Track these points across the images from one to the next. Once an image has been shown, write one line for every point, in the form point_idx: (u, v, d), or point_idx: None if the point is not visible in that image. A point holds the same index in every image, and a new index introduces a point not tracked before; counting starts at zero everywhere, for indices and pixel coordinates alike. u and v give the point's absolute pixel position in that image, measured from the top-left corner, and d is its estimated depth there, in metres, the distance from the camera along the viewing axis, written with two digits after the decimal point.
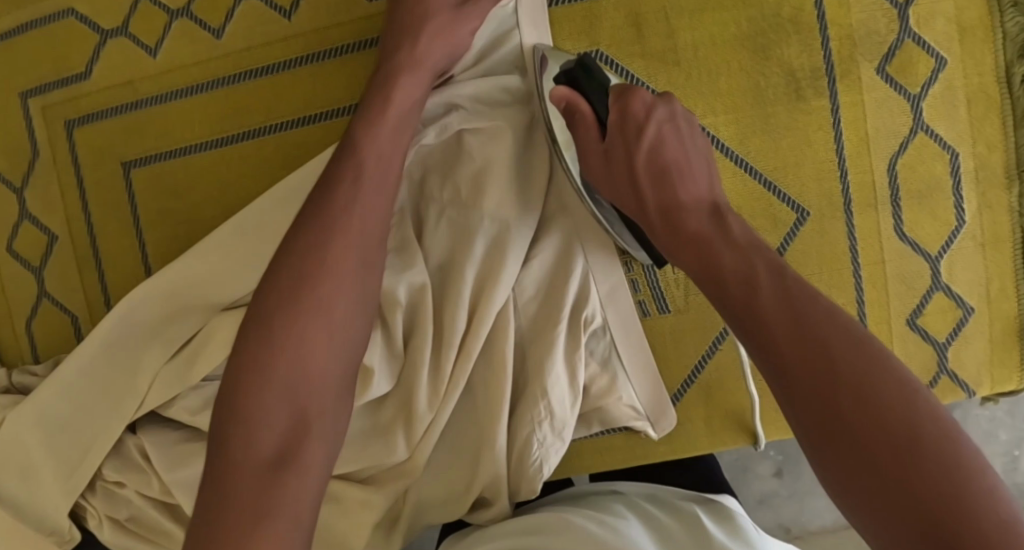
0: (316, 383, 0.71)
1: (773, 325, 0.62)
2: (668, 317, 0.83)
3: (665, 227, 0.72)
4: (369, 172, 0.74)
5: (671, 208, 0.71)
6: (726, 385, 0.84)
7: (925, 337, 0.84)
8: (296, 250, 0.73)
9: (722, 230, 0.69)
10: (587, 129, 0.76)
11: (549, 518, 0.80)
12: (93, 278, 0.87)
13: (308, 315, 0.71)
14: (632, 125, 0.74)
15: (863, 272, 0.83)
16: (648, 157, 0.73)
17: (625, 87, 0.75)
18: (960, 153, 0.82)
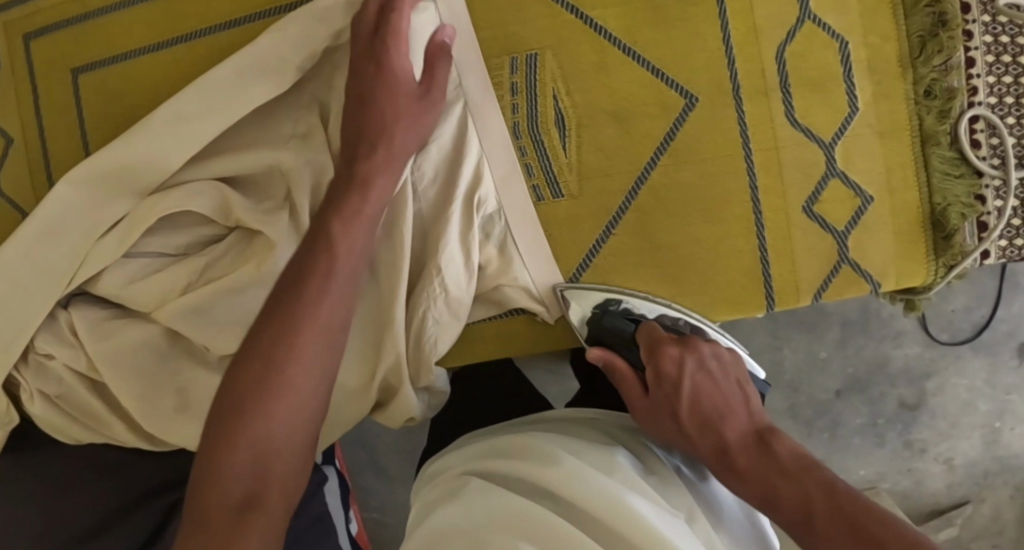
0: (281, 449, 0.71)
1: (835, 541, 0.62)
2: (562, 203, 0.86)
3: (723, 472, 0.69)
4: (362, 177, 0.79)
5: (722, 451, 0.70)
6: (623, 268, 0.86)
7: (822, 225, 0.85)
8: (276, 307, 0.74)
9: (771, 457, 0.68)
10: (630, 377, 0.78)
11: (531, 446, 0.72)
12: (42, 175, 0.93)
13: (283, 370, 0.72)
14: (668, 384, 0.75)
15: (755, 158, 0.84)
16: (690, 407, 0.73)
17: (654, 348, 0.78)
18: (849, 42, 0.83)
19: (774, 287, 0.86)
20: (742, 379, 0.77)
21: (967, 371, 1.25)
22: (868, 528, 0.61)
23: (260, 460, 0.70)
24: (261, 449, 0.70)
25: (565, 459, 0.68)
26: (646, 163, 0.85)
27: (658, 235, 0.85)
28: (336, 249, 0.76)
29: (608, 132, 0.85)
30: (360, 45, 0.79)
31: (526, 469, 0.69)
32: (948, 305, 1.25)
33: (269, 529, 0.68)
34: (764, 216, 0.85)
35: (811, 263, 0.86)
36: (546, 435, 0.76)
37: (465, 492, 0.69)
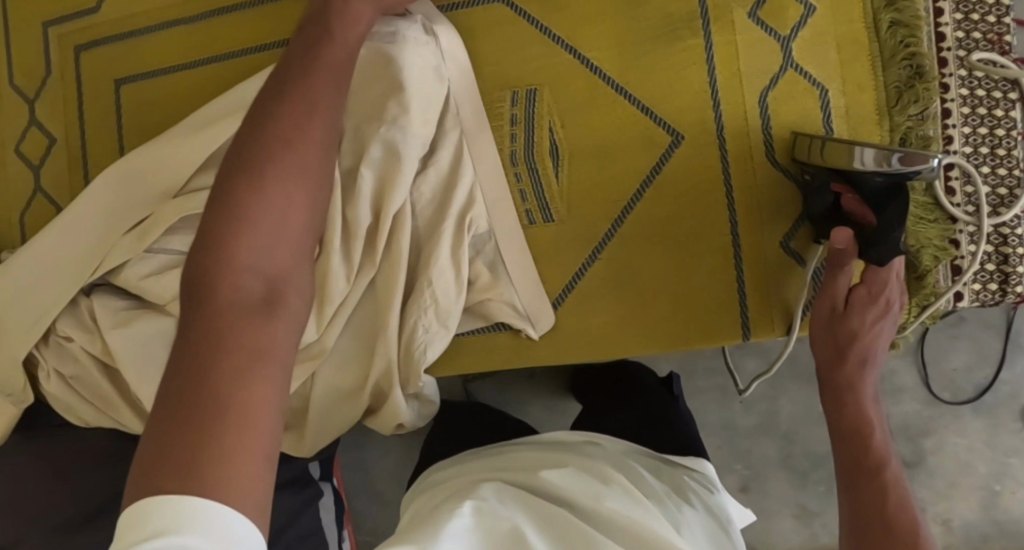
0: (290, 256, 0.68)
1: (881, 496, 0.78)
2: (552, 227, 0.90)
3: (848, 380, 0.85)
4: (321, 72, 0.75)
5: (850, 386, 0.85)
6: (606, 291, 0.90)
7: (796, 260, 0.89)
8: (270, 116, 0.72)
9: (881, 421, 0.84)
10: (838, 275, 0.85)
11: (540, 465, 0.83)
12: (78, 171, 1.02)
13: (281, 177, 0.69)
14: (874, 312, 0.85)
15: (736, 194, 0.89)
16: (864, 338, 0.85)
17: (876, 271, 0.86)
18: (829, 90, 0.89)
19: (750, 318, 0.89)
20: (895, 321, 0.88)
21: (965, 430, 1.20)
22: (902, 530, 0.74)
23: (272, 263, 0.66)
24: (271, 250, 0.66)
25: (571, 477, 0.78)
26: (632, 196, 0.89)
27: (640, 260, 0.89)
28: (324, 63, 0.75)
29: (597, 164, 0.90)
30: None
31: (536, 482, 0.78)
32: (947, 365, 1.20)
33: (289, 325, 0.65)
34: (742, 250, 0.89)
35: (784, 295, 0.89)
36: (540, 457, 0.86)
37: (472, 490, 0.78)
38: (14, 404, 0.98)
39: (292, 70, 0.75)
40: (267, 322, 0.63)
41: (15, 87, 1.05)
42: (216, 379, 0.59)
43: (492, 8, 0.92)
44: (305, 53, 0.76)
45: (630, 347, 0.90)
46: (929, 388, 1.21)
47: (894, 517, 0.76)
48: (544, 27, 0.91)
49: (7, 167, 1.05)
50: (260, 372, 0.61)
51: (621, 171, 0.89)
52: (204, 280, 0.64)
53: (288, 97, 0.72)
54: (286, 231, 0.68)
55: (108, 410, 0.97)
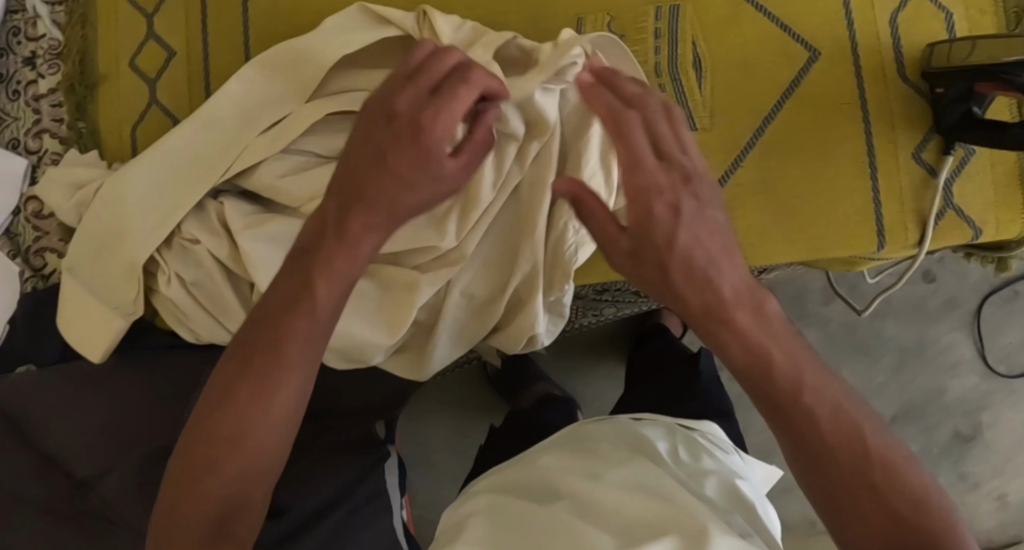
0: (275, 426, 0.72)
1: (841, 433, 0.66)
2: (696, 135, 0.93)
3: (629, 259, 0.70)
4: (405, 163, 0.71)
5: (716, 312, 0.68)
6: (747, 199, 0.92)
7: (928, 170, 0.92)
8: (307, 247, 0.73)
9: (800, 331, 0.70)
10: (593, 96, 0.72)
11: (559, 446, 1.00)
12: (200, 84, 1.02)
13: (299, 333, 0.72)
14: (662, 231, 0.68)
15: (870, 107, 0.92)
16: (684, 266, 0.68)
17: (612, 112, 0.71)
18: (954, 13, 0.93)
19: (885, 226, 0.92)
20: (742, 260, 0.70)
21: (1019, 406, 1.48)
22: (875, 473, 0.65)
23: (250, 443, 0.71)
24: (267, 427, 0.71)
25: (569, 461, 0.89)
26: (772, 108, 0.92)
27: (778, 169, 0.92)
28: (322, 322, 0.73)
29: (738, 77, 0.93)
30: (411, 92, 0.71)
31: (536, 472, 0.89)
32: (1001, 339, 1.47)
33: (263, 480, 0.72)
34: (876, 161, 0.92)
35: (917, 203, 0.93)
36: (556, 441, 1.02)
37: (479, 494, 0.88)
38: (124, 317, 0.96)
39: (372, 124, 0.72)
40: (234, 512, 0.70)
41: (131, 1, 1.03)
42: (193, 514, 0.69)
43: None
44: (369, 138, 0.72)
45: (771, 253, 0.93)
46: (986, 361, 1.47)
47: (872, 468, 0.66)
48: None
49: (119, 80, 1.03)
50: (219, 489, 0.70)
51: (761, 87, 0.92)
52: (197, 447, 0.71)
53: (331, 230, 0.72)
54: (280, 389, 0.72)
55: (226, 319, 0.95)
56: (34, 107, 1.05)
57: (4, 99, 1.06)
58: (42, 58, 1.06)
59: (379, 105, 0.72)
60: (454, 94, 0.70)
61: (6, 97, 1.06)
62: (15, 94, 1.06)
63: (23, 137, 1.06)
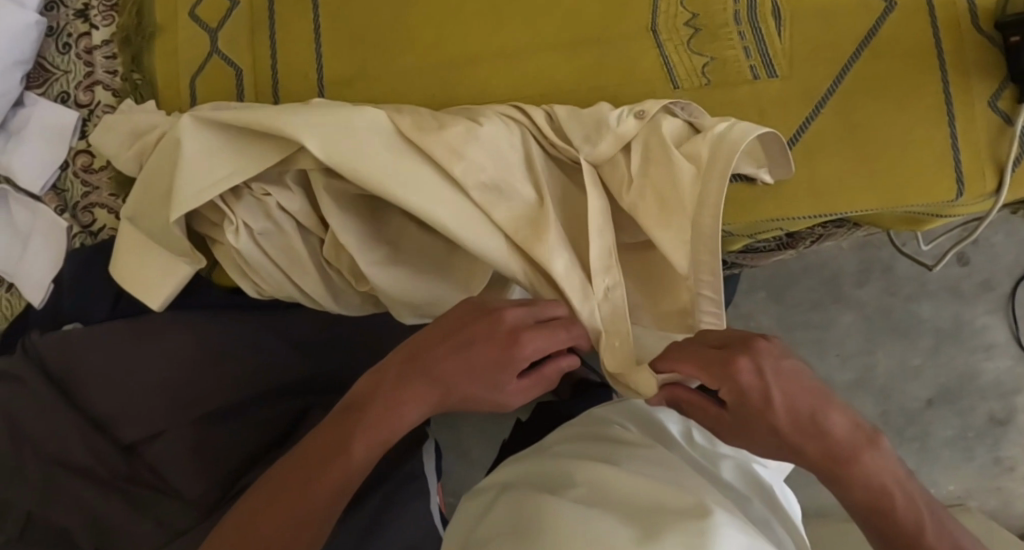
0: (341, 489, 0.77)
1: (900, 513, 0.74)
2: (776, 83, 0.93)
3: (735, 421, 0.78)
4: (484, 326, 0.81)
5: (789, 441, 0.76)
6: (828, 145, 0.93)
7: (1004, 118, 0.92)
8: (420, 346, 0.82)
9: (772, 428, 0.76)
10: (688, 352, 0.80)
11: (567, 432, 0.98)
12: (264, 33, 0.99)
13: (397, 405, 0.80)
14: (760, 399, 0.76)
15: (946, 56, 0.92)
16: (517, 363, 0.80)
17: (724, 363, 0.77)
18: None
19: (964, 174, 0.92)
20: (735, 397, 0.76)
21: None
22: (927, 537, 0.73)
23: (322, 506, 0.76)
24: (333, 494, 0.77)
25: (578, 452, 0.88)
26: (851, 57, 0.93)
27: (856, 117, 0.92)
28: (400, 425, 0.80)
29: (816, 25, 0.93)
30: (513, 314, 0.81)
31: (540, 461, 0.88)
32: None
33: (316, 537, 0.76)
34: (953, 110, 0.92)
35: (994, 151, 0.92)
36: (565, 428, 1.00)
37: (485, 488, 0.87)
38: (191, 266, 0.94)
39: (452, 321, 0.82)
40: None
41: None
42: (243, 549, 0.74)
43: None
44: (466, 319, 0.82)
45: (851, 200, 0.93)
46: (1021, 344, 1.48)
47: (908, 522, 0.73)
48: None
49: (177, 30, 1.01)
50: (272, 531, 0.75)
51: (839, 38, 0.93)
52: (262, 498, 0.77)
53: (440, 338, 0.82)
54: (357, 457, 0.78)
55: (303, 274, 0.94)
56: (86, 60, 1.02)
57: (53, 51, 1.03)
58: (94, 9, 1.02)
59: (479, 306, 0.83)
60: (551, 330, 0.81)
61: (54, 50, 1.03)
62: (65, 46, 1.02)
63: (72, 91, 1.02)
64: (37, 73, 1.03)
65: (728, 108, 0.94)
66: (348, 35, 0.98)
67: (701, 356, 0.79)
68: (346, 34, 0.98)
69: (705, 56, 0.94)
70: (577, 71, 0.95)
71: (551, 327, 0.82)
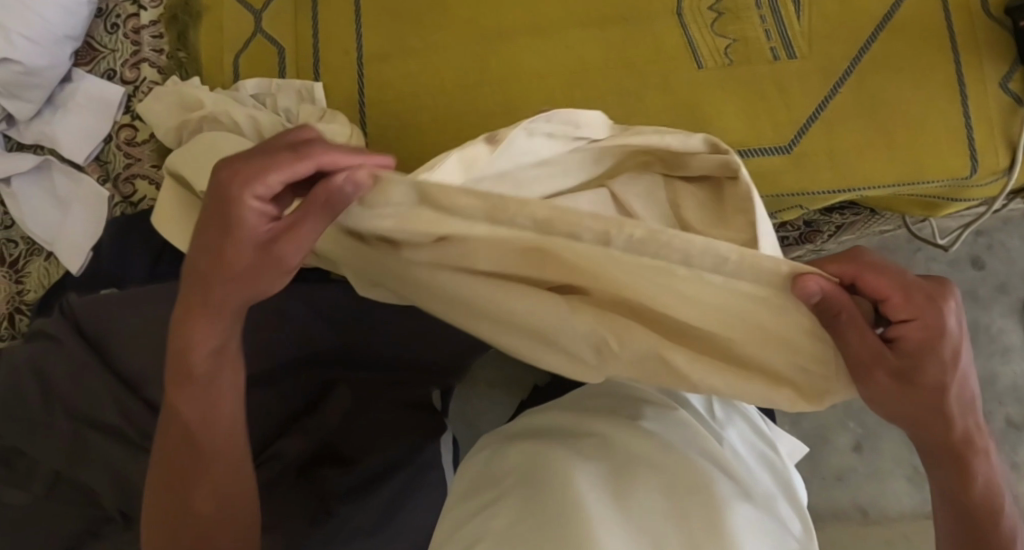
0: (236, 461, 0.74)
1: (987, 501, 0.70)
2: (795, 63, 0.96)
3: (899, 370, 0.63)
4: (220, 253, 0.65)
5: (935, 402, 0.65)
6: (846, 121, 0.95)
7: (1016, 98, 0.96)
8: (187, 293, 0.68)
9: (940, 388, 0.64)
10: (883, 278, 0.63)
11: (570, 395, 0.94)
12: (307, 13, 1.03)
13: (215, 379, 0.71)
14: (949, 355, 0.63)
15: (959, 40, 0.96)
16: (252, 220, 0.64)
17: (931, 303, 0.62)
18: None
19: (977, 151, 0.95)
20: (934, 341, 0.63)
21: None
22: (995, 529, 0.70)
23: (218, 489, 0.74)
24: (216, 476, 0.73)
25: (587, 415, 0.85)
26: (866, 39, 0.96)
27: (874, 93, 0.96)
28: (206, 364, 0.70)
29: (836, 10, 0.97)
30: (207, 187, 0.64)
31: (551, 424, 0.85)
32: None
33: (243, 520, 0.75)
34: (968, 89, 0.96)
35: (1007, 129, 0.96)
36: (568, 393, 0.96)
37: (498, 445, 0.84)
38: None
39: (195, 243, 0.66)
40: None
41: None
42: None
43: None
44: (202, 225, 0.65)
45: (868, 177, 0.96)
46: None
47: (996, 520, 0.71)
48: None
49: (223, 11, 1.06)
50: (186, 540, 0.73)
51: (859, 23, 0.97)
52: (172, 512, 0.73)
53: (193, 290, 0.68)
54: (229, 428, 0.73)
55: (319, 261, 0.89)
56: (133, 40, 1.08)
57: (102, 32, 1.08)
58: None
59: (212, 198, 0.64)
60: (247, 169, 0.63)
61: (103, 30, 1.08)
62: (113, 26, 1.08)
63: (119, 68, 1.08)
64: (86, 52, 1.09)
65: (750, 86, 0.96)
66: (384, 13, 1.02)
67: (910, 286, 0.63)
68: (379, 11, 1.02)
69: (728, 38, 0.96)
70: (604, 48, 0.98)
71: (228, 173, 0.63)
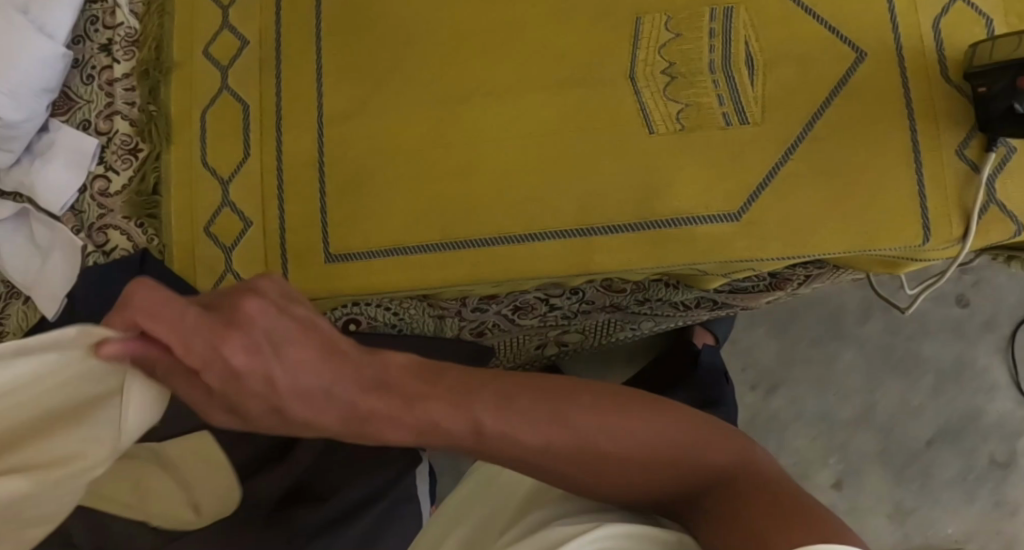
0: None
1: (600, 445, 0.70)
2: (747, 129, 0.97)
3: (295, 403, 0.61)
4: None
5: (478, 436, 0.67)
6: (797, 187, 0.96)
7: (971, 166, 0.95)
8: None
9: (404, 406, 0.64)
10: (158, 305, 0.56)
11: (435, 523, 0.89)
12: (270, 72, 1.08)
13: None
14: (236, 383, 0.59)
15: (914, 107, 0.96)
16: None
17: (220, 325, 0.58)
18: (994, 18, 0.98)
19: (930, 219, 0.95)
20: (235, 369, 0.58)
21: None
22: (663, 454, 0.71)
23: None
24: None
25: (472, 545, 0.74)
26: (821, 103, 0.96)
27: (825, 159, 0.95)
28: None
29: (790, 76, 0.97)
30: None
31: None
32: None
33: None
34: (923, 157, 0.95)
35: (961, 198, 0.95)
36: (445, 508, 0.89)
37: None
38: None
39: None
40: None
41: None
42: None
43: None
44: None
45: (818, 244, 0.96)
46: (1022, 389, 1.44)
47: (646, 451, 0.70)
48: None
49: (194, 68, 1.11)
50: None
51: (814, 90, 0.97)
52: None
53: None
54: None
55: None
56: (107, 91, 1.09)
57: (78, 82, 1.09)
58: (117, 44, 1.10)
59: None
60: None
61: (79, 80, 1.09)
62: (88, 77, 1.09)
63: (94, 120, 1.09)
64: (63, 102, 1.09)
65: (701, 153, 0.97)
66: (347, 73, 1.05)
67: (218, 326, 0.58)
68: (344, 71, 1.05)
69: (680, 103, 0.97)
70: (558, 108, 0.99)
71: None
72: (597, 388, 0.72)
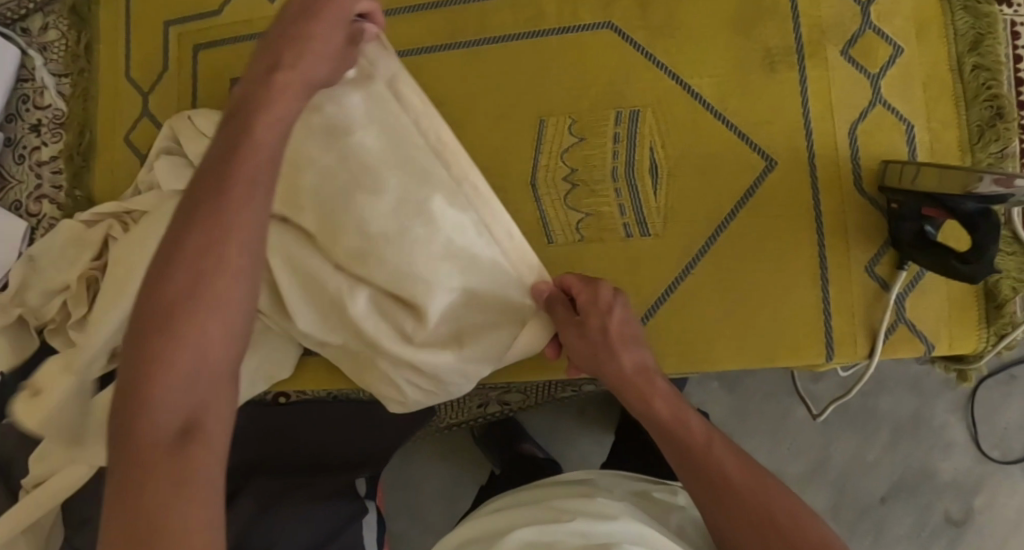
0: None
1: (738, 489, 0.76)
2: (649, 241, 0.95)
3: (609, 349, 0.82)
4: None
5: (670, 430, 0.79)
6: (698, 301, 0.94)
7: (881, 284, 0.93)
8: None
9: (655, 388, 0.81)
10: (585, 287, 0.83)
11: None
12: None
13: None
14: (596, 313, 0.82)
15: (824, 220, 0.93)
16: None
17: (592, 282, 0.83)
18: (914, 126, 0.94)
19: (834, 338, 0.93)
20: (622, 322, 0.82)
21: None
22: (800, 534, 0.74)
23: None
24: None
25: None
26: (726, 215, 0.94)
27: (727, 274, 0.94)
28: None
29: (694, 185, 0.95)
30: None
31: None
32: None
33: None
34: (829, 273, 0.93)
35: (868, 317, 0.93)
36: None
37: None
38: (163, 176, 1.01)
39: None
40: None
41: (130, 79, 1.12)
42: None
43: (599, 33, 0.98)
44: None
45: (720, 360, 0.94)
46: None
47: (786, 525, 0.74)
48: (651, 54, 0.97)
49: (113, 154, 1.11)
50: None
51: (720, 200, 0.95)
52: None
53: None
54: None
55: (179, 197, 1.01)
56: (36, 173, 1.12)
57: (11, 162, 1.12)
58: (46, 126, 1.13)
59: None
60: None
61: (11, 160, 1.12)
62: (19, 157, 1.12)
63: (24, 201, 1.11)
64: None
65: (601, 265, 0.96)
66: None
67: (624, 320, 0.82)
68: None
69: (581, 212, 0.96)
70: None
71: None
72: (724, 440, 0.79)
